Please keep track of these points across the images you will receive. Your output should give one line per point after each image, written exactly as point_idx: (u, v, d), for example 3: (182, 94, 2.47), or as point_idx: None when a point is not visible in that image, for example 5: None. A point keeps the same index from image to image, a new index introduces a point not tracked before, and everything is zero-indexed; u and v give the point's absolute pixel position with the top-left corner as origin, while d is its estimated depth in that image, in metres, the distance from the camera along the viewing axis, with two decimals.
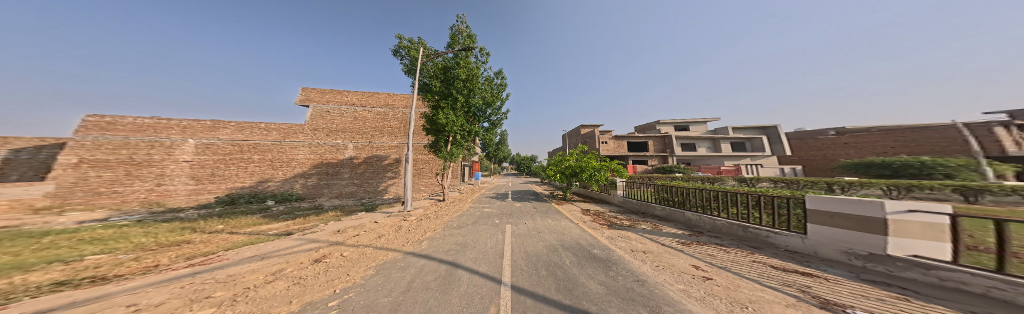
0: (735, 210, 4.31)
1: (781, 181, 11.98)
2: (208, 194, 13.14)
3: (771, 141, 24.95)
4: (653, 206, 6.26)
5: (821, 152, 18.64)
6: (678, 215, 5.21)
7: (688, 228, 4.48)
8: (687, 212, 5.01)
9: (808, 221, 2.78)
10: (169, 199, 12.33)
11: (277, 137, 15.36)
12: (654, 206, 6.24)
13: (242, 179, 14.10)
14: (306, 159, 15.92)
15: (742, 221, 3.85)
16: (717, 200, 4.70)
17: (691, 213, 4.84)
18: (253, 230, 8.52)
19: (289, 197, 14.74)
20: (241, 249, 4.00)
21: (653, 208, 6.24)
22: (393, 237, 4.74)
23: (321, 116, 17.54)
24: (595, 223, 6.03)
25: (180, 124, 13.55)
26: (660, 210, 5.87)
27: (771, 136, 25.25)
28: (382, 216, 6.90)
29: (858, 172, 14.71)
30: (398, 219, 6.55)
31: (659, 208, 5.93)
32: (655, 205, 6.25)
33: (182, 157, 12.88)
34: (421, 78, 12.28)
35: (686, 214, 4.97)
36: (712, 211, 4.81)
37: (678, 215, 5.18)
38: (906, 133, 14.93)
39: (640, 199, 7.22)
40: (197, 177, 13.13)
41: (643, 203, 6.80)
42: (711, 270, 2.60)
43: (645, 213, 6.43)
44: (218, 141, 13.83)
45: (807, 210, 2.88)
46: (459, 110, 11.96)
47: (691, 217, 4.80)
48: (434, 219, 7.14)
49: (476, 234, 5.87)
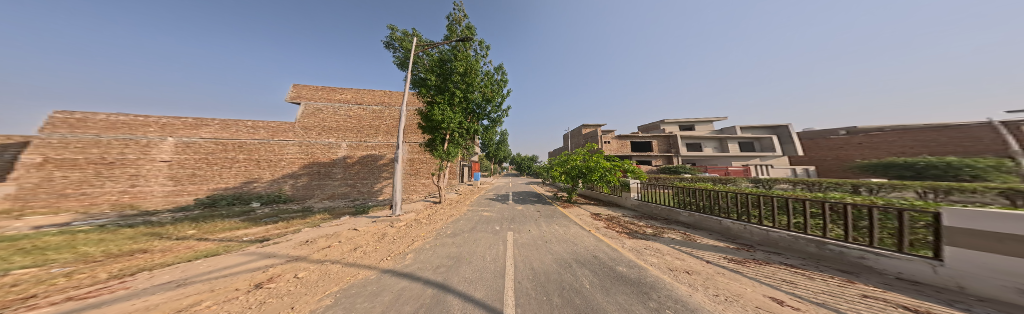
0: (790, 219, 3.53)
1: (799, 182, 11.30)
2: (188, 196, 12.28)
3: (782, 141, 24.12)
4: (675, 210, 5.58)
5: (832, 152, 17.98)
6: (710, 222, 4.53)
7: (732, 241, 3.76)
8: (725, 219, 4.28)
9: (954, 245, 1.90)
10: (144, 201, 11.44)
11: (265, 136, 14.59)
12: (674, 210, 5.59)
13: (226, 179, 13.29)
14: (296, 158, 15.13)
15: (810, 235, 3.08)
16: (762, 206, 3.93)
17: (731, 222, 4.11)
18: (227, 235, 7.70)
19: (277, 199, 13.92)
20: (173, 267, 3.16)
21: (673, 212, 5.57)
22: (372, 250, 3.92)
23: (313, 114, 16.79)
24: (611, 230, 5.25)
25: (158, 121, 12.73)
26: (685, 215, 5.20)
27: (781, 136, 24.43)
28: (366, 222, 6.01)
29: (880, 173, 13.94)
30: (385, 226, 5.69)
31: (683, 213, 5.23)
32: (676, 209, 5.58)
33: (159, 157, 12.02)
34: (416, 73, 11.50)
35: (723, 222, 4.24)
36: (755, 219, 4.03)
37: (713, 223, 4.46)
38: (926, 132, 14.27)
39: (658, 203, 6.45)
40: (177, 177, 12.29)
41: (661, 206, 6.13)
42: (804, 307, 1.83)
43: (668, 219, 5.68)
44: (201, 139, 13.03)
45: (957, 232, 1.93)
46: (456, 106, 11.22)
47: (730, 225, 4.11)
48: (426, 225, 6.35)
49: (473, 243, 5.09)
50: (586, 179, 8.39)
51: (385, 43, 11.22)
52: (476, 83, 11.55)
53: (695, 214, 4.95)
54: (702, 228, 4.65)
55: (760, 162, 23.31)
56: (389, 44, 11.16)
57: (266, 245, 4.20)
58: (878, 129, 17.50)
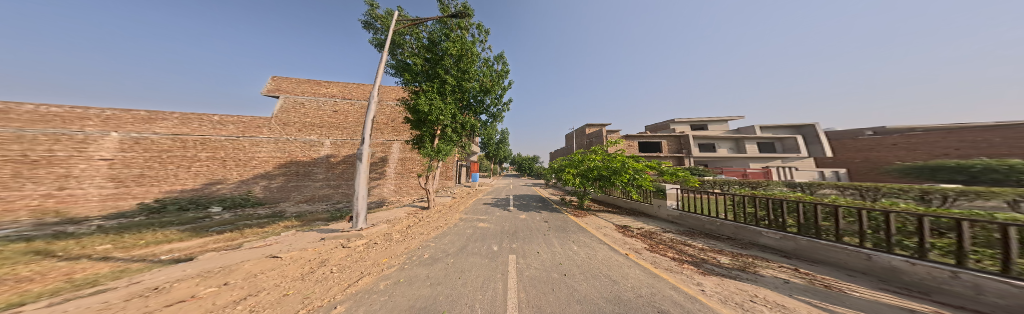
0: None
1: (848, 187, 9.60)
2: (132, 200, 10.45)
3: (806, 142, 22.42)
4: (757, 230, 3.71)
5: (863, 153, 16.62)
6: (840, 253, 2.63)
7: (925, 298, 1.82)
8: (888, 255, 2.28)
9: None
10: (74, 206, 9.57)
11: (234, 132, 12.96)
12: (755, 230, 3.73)
13: (184, 180, 11.58)
14: (271, 157, 13.52)
15: None
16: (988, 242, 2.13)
17: (905, 261, 2.13)
18: (145, 252, 5.97)
19: (243, 203, 12.20)
20: None
21: (757, 233, 3.69)
22: (269, 304, 2.18)
23: (293, 108, 15.15)
24: (668, 261, 3.51)
25: (101, 114, 10.96)
26: (781, 240, 3.32)
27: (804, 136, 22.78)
28: (311, 240, 4.23)
29: (924, 177, 12.48)
30: (331, 247, 3.92)
31: (772, 234, 3.43)
32: (756, 228, 3.76)
33: (98, 154, 10.21)
34: (402, 57, 9.86)
35: (883, 259, 2.26)
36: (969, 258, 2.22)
37: (855, 260, 2.48)
38: (974, 132, 12.90)
39: (714, 217, 4.68)
40: (120, 178, 10.50)
41: (726, 222, 4.27)
42: None
43: (750, 243, 3.72)
44: (156, 135, 11.38)
45: None
46: (448, 95, 9.62)
47: (898, 265, 2.16)
48: (397, 243, 4.64)
49: (457, 279, 3.35)
50: (608, 182, 6.74)
51: (364, 22, 9.61)
52: (472, 70, 9.97)
53: (801, 239, 3.07)
54: (821, 263, 2.76)
55: (779, 164, 21.80)
56: (368, 23, 9.65)
57: (83, 297, 2.38)
58: (908, 129, 16.16)
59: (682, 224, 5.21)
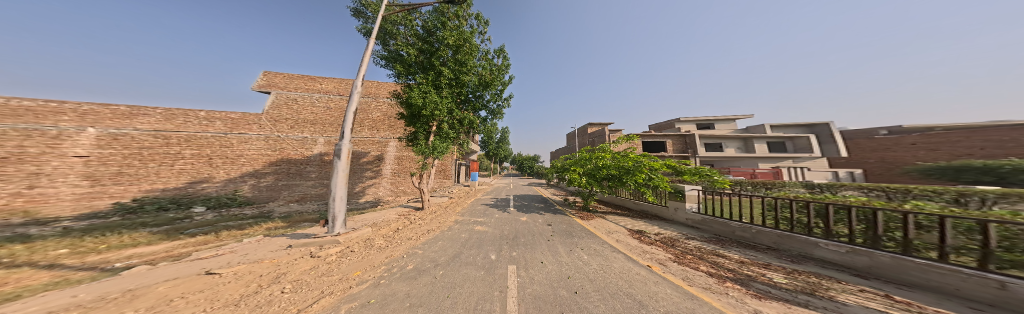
0: None
1: (873, 188, 8.85)
2: (108, 199, 9.81)
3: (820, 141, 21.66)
4: (811, 241, 3.06)
5: (879, 153, 16.06)
6: (949, 278, 1.95)
7: None
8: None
9: None
10: (44, 206, 8.93)
11: (221, 129, 12.38)
12: (809, 241, 3.07)
13: (166, 179, 10.96)
14: (260, 155, 12.89)
15: None
16: None
17: None
18: (102, 257, 5.35)
19: (229, 203, 11.55)
20: None
21: (810, 245, 3.04)
22: None
23: (285, 105, 14.56)
24: (706, 278, 2.82)
25: (78, 109, 10.36)
26: (848, 255, 2.66)
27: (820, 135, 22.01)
28: (275, 248, 3.55)
29: (948, 178, 11.80)
30: (293, 258, 3.23)
31: (836, 247, 2.77)
32: (809, 238, 3.11)
33: (71, 151, 9.59)
34: (395, 49, 9.23)
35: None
36: None
37: (977, 288, 1.79)
38: (1001, 131, 12.22)
39: (750, 223, 3.97)
40: (95, 176, 9.87)
41: (767, 229, 3.61)
42: None
43: (803, 256, 3.04)
44: (136, 131, 10.79)
45: None
46: (444, 89, 9.00)
47: None
48: (378, 251, 4.00)
49: (444, 299, 2.67)
50: (619, 183, 6.10)
51: (353, 10, 9.01)
52: (470, 61, 9.31)
53: (881, 255, 2.41)
54: (918, 288, 2.10)
55: (790, 164, 21.10)
56: (359, 12, 9.09)
57: None
58: (925, 128, 15.48)
59: (706, 229, 4.58)
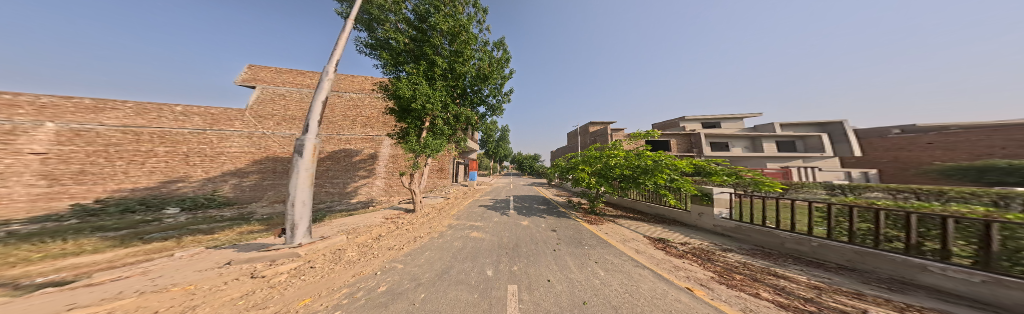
0: None
1: (902, 189, 8.06)
2: (67, 200, 8.92)
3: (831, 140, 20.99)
4: (912, 262, 2.04)
5: (892, 152, 15.68)
6: None
7: None
8: None
9: None
10: None
11: (200, 125, 11.53)
12: (908, 262, 2.06)
13: (136, 179, 10.12)
14: (242, 152, 12.04)
15: None
16: None
17: None
18: (26, 270, 4.55)
19: (207, 203, 10.66)
20: None
21: (911, 268, 2.02)
22: None
23: (272, 100, 13.72)
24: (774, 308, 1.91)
25: (38, 102, 9.51)
26: (983, 287, 1.64)
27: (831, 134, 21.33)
28: (206, 266, 2.73)
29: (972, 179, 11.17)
30: (221, 281, 2.42)
31: (961, 274, 1.75)
32: (908, 258, 2.09)
33: (26, 148, 8.73)
34: (383, 36, 8.45)
35: None
36: None
37: None
38: None
39: (810, 235, 2.98)
40: (54, 176, 8.98)
41: (836, 243, 2.64)
42: None
43: (902, 283, 2.01)
44: (103, 126, 9.95)
45: None
46: (437, 80, 8.24)
47: None
48: (347, 267, 3.21)
49: None
50: (634, 184, 5.35)
51: None
52: (467, 51, 8.52)
53: None
54: None
55: (800, 164, 20.45)
56: None
57: None
58: (938, 128, 14.92)
59: (745, 239, 3.70)
